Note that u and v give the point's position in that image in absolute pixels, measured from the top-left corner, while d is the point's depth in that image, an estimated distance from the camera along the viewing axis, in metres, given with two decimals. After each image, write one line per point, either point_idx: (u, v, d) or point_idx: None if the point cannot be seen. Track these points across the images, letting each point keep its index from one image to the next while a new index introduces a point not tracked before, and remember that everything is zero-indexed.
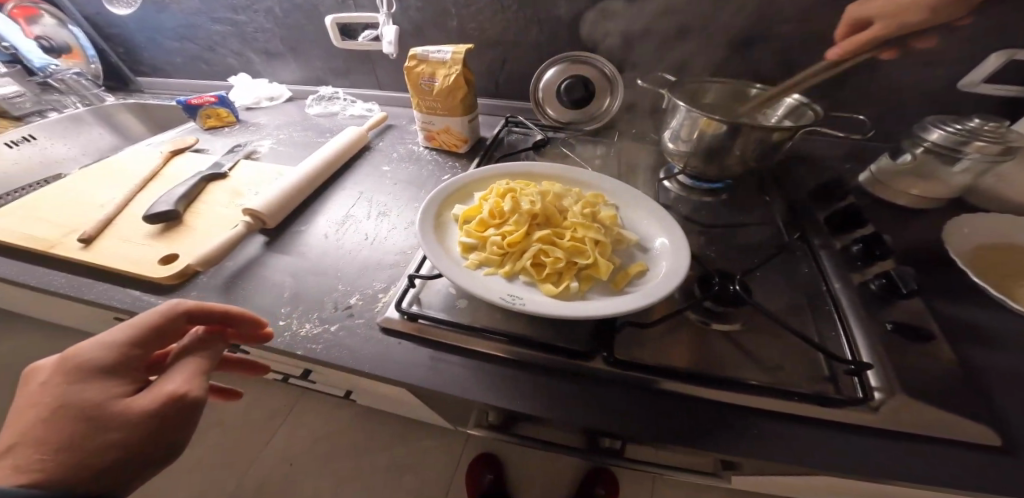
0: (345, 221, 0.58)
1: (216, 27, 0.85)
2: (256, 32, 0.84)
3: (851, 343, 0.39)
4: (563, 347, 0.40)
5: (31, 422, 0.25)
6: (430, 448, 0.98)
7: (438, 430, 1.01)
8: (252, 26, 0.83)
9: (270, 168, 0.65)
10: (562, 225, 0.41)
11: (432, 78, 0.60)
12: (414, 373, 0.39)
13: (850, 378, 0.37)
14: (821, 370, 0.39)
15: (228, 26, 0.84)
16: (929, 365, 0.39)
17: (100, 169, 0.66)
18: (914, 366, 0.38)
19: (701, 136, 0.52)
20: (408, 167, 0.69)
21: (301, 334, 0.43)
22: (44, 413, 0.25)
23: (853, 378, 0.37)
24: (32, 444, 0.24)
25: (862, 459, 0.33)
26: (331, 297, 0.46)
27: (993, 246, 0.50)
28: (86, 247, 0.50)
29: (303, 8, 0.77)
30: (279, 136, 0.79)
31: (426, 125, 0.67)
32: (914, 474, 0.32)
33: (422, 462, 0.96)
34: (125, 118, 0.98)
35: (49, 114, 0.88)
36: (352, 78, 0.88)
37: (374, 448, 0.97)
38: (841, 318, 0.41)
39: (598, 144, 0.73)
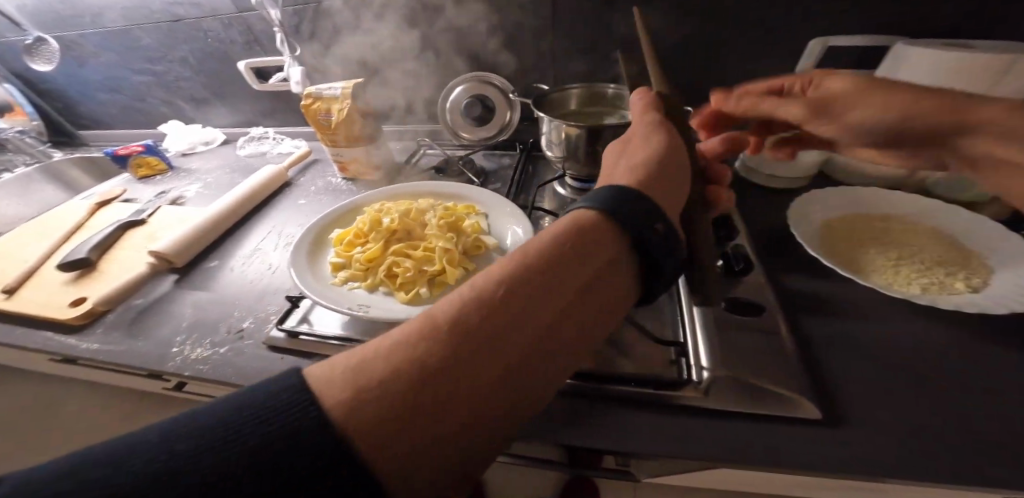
0: (256, 253, 0.61)
1: (138, 77, 0.90)
2: (177, 80, 0.89)
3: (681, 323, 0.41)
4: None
5: (476, 318, 0.21)
6: None
7: None
8: (172, 74, 0.88)
9: (189, 210, 0.69)
10: (420, 237, 0.45)
11: (328, 114, 0.65)
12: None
13: (683, 360, 0.38)
14: (664, 355, 0.39)
15: (150, 76, 0.89)
16: (764, 338, 0.38)
17: (31, 225, 0.69)
18: (748, 339, 0.38)
19: (567, 140, 0.56)
20: (323, 197, 0.73)
21: (191, 358, 0.46)
22: (456, 323, 0.21)
23: (685, 361, 0.38)
24: (454, 337, 0.20)
25: (681, 439, 0.33)
26: (225, 325, 0.50)
27: (846, 215, 0.51)
28: (7, 297, 0.53)
29: (216, 55, 0.82)
30: (208, 179, 0.83)
31: (337, 157, 0.72)
32: (730, 450, 0.32)
33: None
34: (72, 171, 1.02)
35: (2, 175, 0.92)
36: (279, 116, 0.93)
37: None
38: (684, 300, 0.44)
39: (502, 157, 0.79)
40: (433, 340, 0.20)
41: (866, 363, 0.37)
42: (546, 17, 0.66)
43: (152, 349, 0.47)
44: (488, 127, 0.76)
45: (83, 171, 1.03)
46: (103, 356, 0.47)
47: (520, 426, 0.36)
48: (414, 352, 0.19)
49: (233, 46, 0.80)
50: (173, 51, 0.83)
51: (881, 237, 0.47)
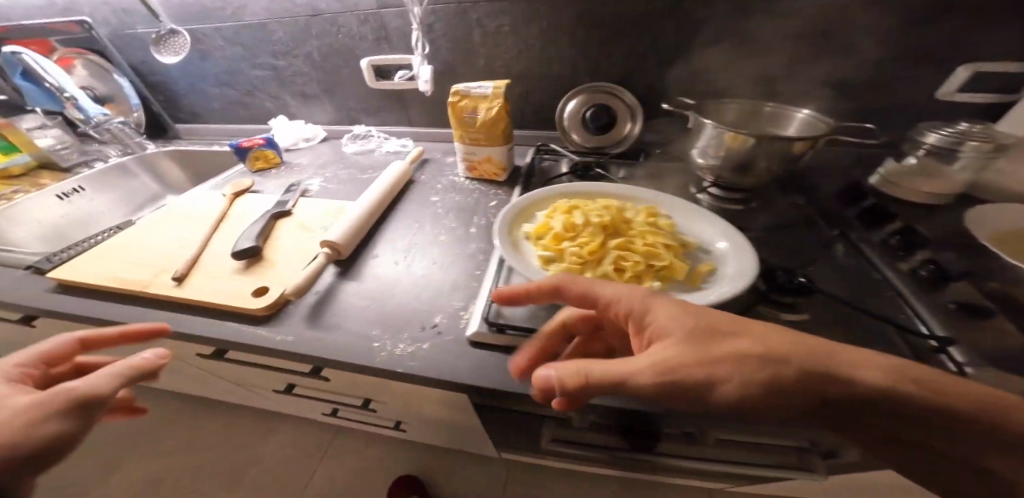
0: (411, 248, 0.62)
1: (256, 71, 0.92)
2: (294, 76, 0.92)
3: (922, 322, 0.41)
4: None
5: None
6: (486, 477, 1.02)
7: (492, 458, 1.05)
8: (291, 70, 0.90)
9: (329, 204, 0.69)
10: (634, 234, 0.45)
11: (474, 112, 0.67)
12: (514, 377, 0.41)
13: (935, 356, 0.38)
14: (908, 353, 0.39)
15: (267, 70, 0.92)
16: (1006, 338, 0.39)
17: (169, 211, 0.69)
18: (990, 339, 0.39)
19: (727, 151, 0.59)
20: (454, 196, 0.74)
21: (397, 354, 0.45)
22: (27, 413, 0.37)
23: (939, 357, 0.38)
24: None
25: None
26: (416, 321, 0.49)
27: (1009, 232, 0.54)
28: (178, 285, 0.52)
29: (341, 51, 0.85)
30: (325, 175, 0.84)
31: (469, 155, 0.74)
32: None
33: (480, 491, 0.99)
34: (166, 165, 1.07)
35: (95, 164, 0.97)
36: (384, 115, 0.96)
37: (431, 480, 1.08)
38: (905, 301, 0.44)
39: (624, 167, 0.77)
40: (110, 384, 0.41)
41: None
42: (686, 29, 0.69)
43: (351, 342, 0.47)
44: (608, 137, 0.79)
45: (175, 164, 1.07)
46: (301, 348, 0.47)
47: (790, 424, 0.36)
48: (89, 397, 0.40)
49: (360, 43, 0.83)
50: (299, 45, 0.85)
51: None
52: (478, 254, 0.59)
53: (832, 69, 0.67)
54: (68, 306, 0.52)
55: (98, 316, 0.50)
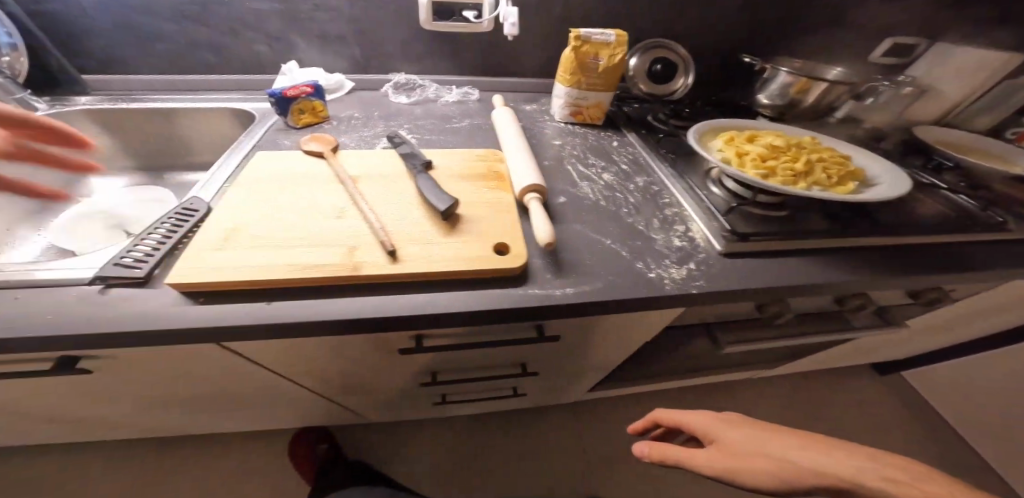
0: (589, 188, 0.58)
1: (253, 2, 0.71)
2: (315, 10, 0.74)
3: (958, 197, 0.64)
4: (851, 231, 0.53)
5: None
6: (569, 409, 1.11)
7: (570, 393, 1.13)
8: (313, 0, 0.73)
9: (465, 153, 0.60)
10: (812, 151, 0.57)
11: (596, 58, 0.66)
12: (787, 273, 0.48)
13: (979, 216, 0.61)
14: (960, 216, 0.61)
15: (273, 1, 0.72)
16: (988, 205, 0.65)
17: (251, 181, 0.50)
18: (984, 207, 0.64)
19: (793, 93, 0.74)
20: (574, 140, 0.71)
21: (677, 277, 0.46)
22: None
23: (982, 215, 0.60)
24: None
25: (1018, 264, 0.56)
26: (664, 248, 0.49)
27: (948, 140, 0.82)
28: (394, 258, 0.41)
29: None
30: (404, 125, 0.71)
31: (578, 100, 0.72)
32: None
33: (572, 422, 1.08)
34: (85, 132, 0.73)
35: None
36: (432, 62, 0.85)
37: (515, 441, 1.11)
38: (936, 188, 0.67)
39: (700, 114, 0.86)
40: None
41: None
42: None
43: (623, 276, 0.45)
44: (667, 86, 0.86)
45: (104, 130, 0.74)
46: (589, 297, 0.42)
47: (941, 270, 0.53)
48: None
49: None
50: None
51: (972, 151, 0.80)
52: (653, 186, 0.60)
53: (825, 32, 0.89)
54: (247, 314, 0.37)
55: (310, 315, 0.37)
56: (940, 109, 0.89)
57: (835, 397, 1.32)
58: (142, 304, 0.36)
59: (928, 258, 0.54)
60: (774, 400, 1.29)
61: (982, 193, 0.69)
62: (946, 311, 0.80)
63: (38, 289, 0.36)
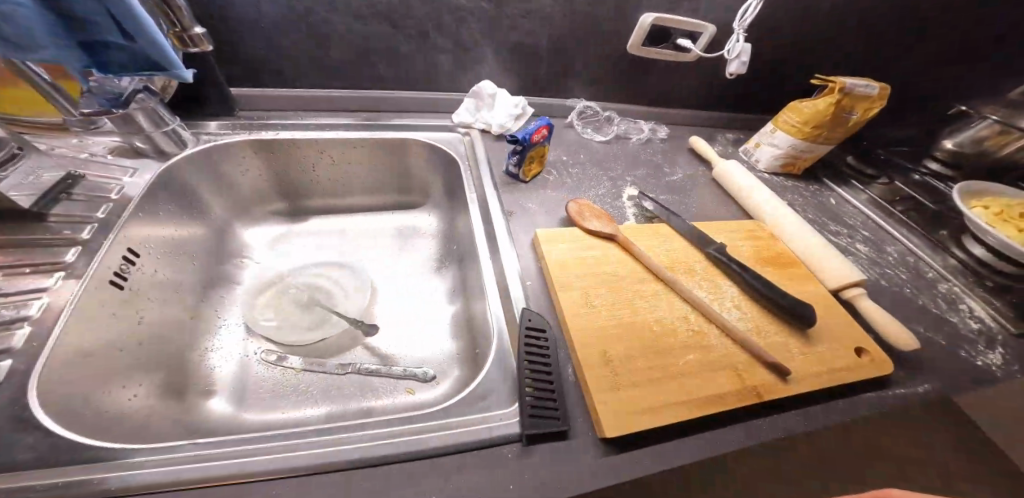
0: (857, 264, 0.57)
1: (456, 8, 0.57)
2: (522, 24, 0.61)
3: None
4: None
5: None
6: None
7: None
8: (524, 13, 0.60)
9: (729, 224, 0.57)
10: None
11: (851, 111, 0.62)
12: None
13: None
14: None
15: (480, 8, 0.58)
16: None
17: (568, 276, 0.44)
18: None
19: (986, 146, 0.72)
20: (793, 195, 0.69)
21: (1006, 368, 0.47)
22: None
23: None
24: None
25: None
26: (970, 332, 0.51)
27: None
28: (786, 381, 0.40)
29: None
30: (627, 178, 0.64)
31: (801, 153, 0.68)
32: None
33: None
34: (234, 168, 0.60)
35: (130, 193, 0.48)
36: (619, 89, 0.75)
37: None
38: None
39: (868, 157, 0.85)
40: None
41: None
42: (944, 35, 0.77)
43: (967, 370, 0.46)
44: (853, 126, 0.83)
45: (255, 163, 0.61)
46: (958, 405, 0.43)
47: None
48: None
49: None
50: None
51: None
52: (906, 257, 0.60)
53: None
54: (683, 459, 0.35)
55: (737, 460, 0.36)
56: None
57: None
58: (582, 463, 0.33)
59: None
60: None
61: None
62: None
63: (459, 455, 0.32)
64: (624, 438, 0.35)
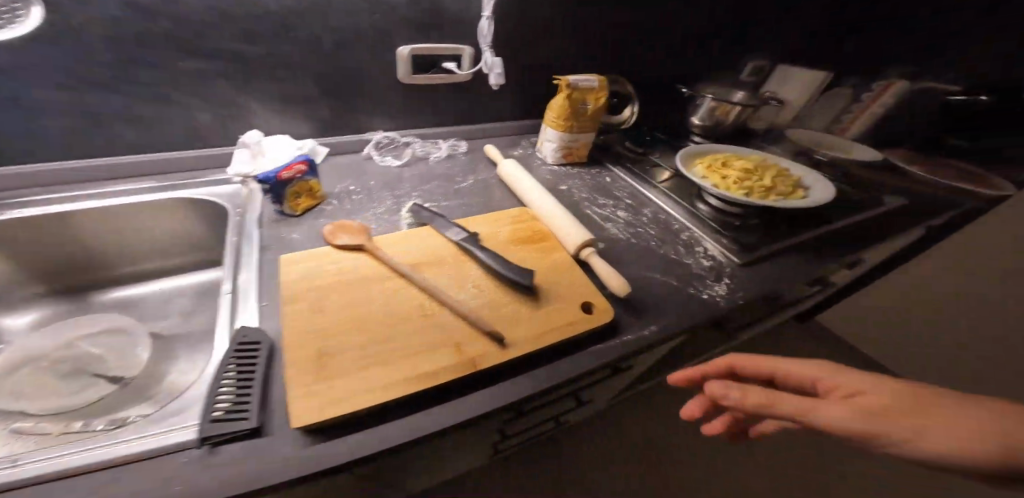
0: (613, 228, 0.65)
1: (198, 68, 0.60)
2: (278, 74, 0.66)
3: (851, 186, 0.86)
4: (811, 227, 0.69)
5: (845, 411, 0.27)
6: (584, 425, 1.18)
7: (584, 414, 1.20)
8: (274, 65, 0.64)
9: (493, 216, 0.62)
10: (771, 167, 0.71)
11: (585, 103, 0.73)
12: (790, 268, 0.60)
13: (865, 199, 0.84)
14: (855, 201, 0.84)
15: (225, 65, 0.61)
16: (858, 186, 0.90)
17: (302, 291, 0.45)
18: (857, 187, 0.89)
19: (718, 114, 0.95)
20: (573, 181, 0.77)
21: (721, 292, 0.55)
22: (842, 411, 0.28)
23: (867, 198, 0.83)
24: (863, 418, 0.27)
25: (897, 233, 0.79)
26: (700, 269, 0.59)
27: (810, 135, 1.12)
28: (504, 344, 0.42)
29: (367, 40, 0.68)
30: (411, 193, 0.69)
31: (570, 143, 0.79)
32: (904, 228, 0.80)
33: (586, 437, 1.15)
34: None
35: None
36: (411, 117, 0.82)
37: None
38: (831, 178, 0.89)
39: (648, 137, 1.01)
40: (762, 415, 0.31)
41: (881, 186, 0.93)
42: (672, 33, 0.95)
43: (686, 300, 0.53)
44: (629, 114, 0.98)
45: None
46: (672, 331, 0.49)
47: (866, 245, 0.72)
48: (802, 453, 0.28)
49: (396, 30, 0.68)
50: (300, 31, 0.62)
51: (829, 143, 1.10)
52: (659, 215, 0.70)
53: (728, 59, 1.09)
54: (388, 437, 0.35)
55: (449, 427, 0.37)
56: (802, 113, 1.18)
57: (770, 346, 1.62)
58: (271, 466, 0.32)
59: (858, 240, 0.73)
60: None
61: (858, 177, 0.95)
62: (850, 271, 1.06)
63: None
64: (329, 427, 0.35)
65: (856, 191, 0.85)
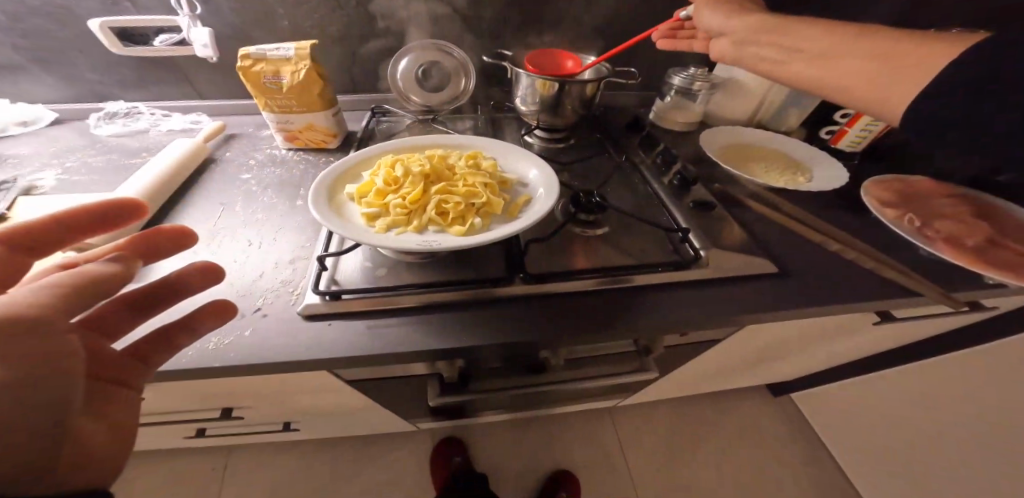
0: (221, 236, 0.51)
1: None
2: None
3: (681, 220, 0.55)
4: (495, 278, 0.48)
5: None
6: (394, 453, 1.05)
7: (403, 441, 1.07)
8: None
9: (68, 197, 0.54)
10: (449, 179, 0.48)
11: (277, 76, 0.57)
12: (371, 336, 0.42)
13: (682, 243, 0.53)
14: (667, 247, 0.53)
15: None
16: (717, 223, 0.57)
17: None
18: (709, 224, 0.56)
19: (538, 96, 0.66)
20: (273, 169, 0.63)
21: (211, 348, 0.40)
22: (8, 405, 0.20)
23: (683, 242, 0.53)
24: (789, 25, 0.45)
25: (710, 310, 0.47)
26: (250, 306, 0.44)
27: (729, 145, 0.72)
28: None
29: (48, 9, 0.61)
30: (66, 163, 0.61)
31: (283, 125, 0.64)
32: (739, 306, 0.47)
33: (387, 463, 1.04)
34: None
35: None
36: (154, 87, 0.72)
37: (345, 472, 1.01)
38: (666, 207, 0.58)
39: (463, 122, 0.81)
40: (38, 227, 0.29)
41: (781, 230, 0.57)
42: None
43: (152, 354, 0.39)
44: (443, 93, 0.78)
45: None
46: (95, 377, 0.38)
47: (592, 326, 0.45)
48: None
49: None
50: None
51: (756, 156, 0.70)
52: (308, 225, 0.54)
53: (611, 27, 0.78)
54: None
55: None
56: (738, 111, 0.76)
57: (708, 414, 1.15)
58: None
59: (589, 313, 0.46)
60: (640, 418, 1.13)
61: (734, 211, 0.60)
62: (747, 348, 0.71)
63: None
64: None
65: (679, 227, 0.54)
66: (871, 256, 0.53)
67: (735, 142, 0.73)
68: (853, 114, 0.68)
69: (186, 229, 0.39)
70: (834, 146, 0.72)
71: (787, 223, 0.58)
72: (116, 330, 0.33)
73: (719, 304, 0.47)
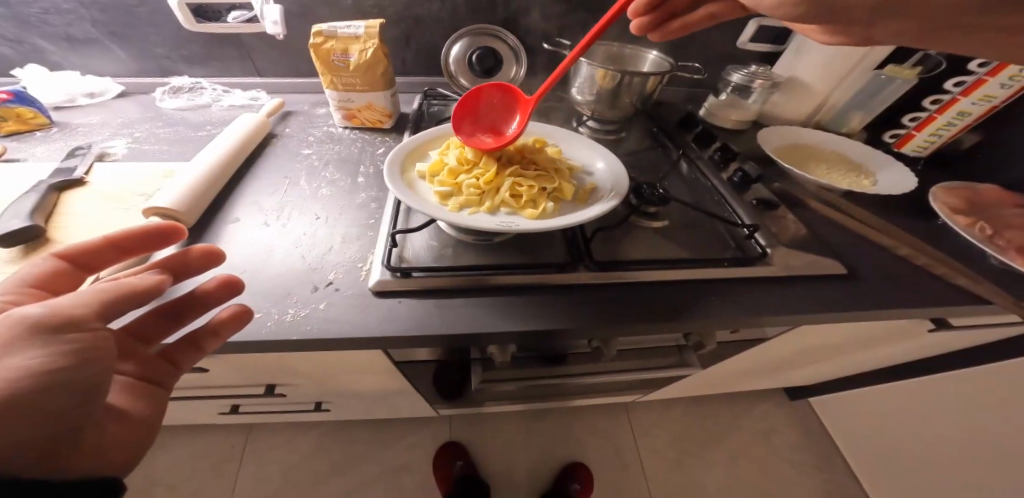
0: (288, 210, 0.52)
1: None
2: (47, 13, 0.65)
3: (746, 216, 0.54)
4: (560, 264, 0.47)
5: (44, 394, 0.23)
6: (412, 438, 1.06)
7: (421, 427, 1.08)
8: (39, 5, 0.64)
9: (142, 165, 0.55)
10: (519, 162, 0.48)
11: (345, 54, 0.58)
12: (440, 314, 0.42)
13: (748, 240, 0.52)
14: (731, 243, 0.52)
15: None
16: (780, 221, 0.56)
17: None
18: (771, 222, 0.55)
19: (597, 87, 0.65)
20: (332, 146, 0.64)
21: (288, 320, 0.40)
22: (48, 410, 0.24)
23: (750, 240, 0.52)
24: None
25: (776, 307, 0.46)
26: (322, 278, 0.44)
27: (788, 145, 0.70)
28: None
29: None
30: (134, 133, 0.63)
31: (344, 102, 0.64)
32: (805, 304, 0.46)
33: (403, 450, 1.04)
34: None
35: None
36: (218, 63, 0.74)
37: (365, 454, 1.03)
38: (727, 202, 0.57)
39: None
40: (93, 250, 0.32)
41: (844, 232, 0.56)
42: None
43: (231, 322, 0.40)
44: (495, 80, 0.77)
45: None
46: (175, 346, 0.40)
47: (657, 316, 0.44)
48: (49, 266, 0.31)
49: None
50: None
51: (814, 157, 0.68)
52: (370, 202, 0.55)
53: None
54: None
55: None
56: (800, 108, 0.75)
57: (735, 418, 1.13)
58: None
59: (655, 303, 0.46)
60: (664, 418, 1.12)
61: (795, 211, 0.59)
62: (789, 350, 0.70)
63: None
64: None
65: (745, 224, 0.52)
66: (940, 262, 0.52)
67: (795, 143, 0.71)
68: (923, 119, 0.67)
69: (214, 250, 0.38)
70: (899, 149, 0.71)
71: (850, 225, 0.57)
72: (151, 336, 0.35)
73: (784, 301, 0.46)
